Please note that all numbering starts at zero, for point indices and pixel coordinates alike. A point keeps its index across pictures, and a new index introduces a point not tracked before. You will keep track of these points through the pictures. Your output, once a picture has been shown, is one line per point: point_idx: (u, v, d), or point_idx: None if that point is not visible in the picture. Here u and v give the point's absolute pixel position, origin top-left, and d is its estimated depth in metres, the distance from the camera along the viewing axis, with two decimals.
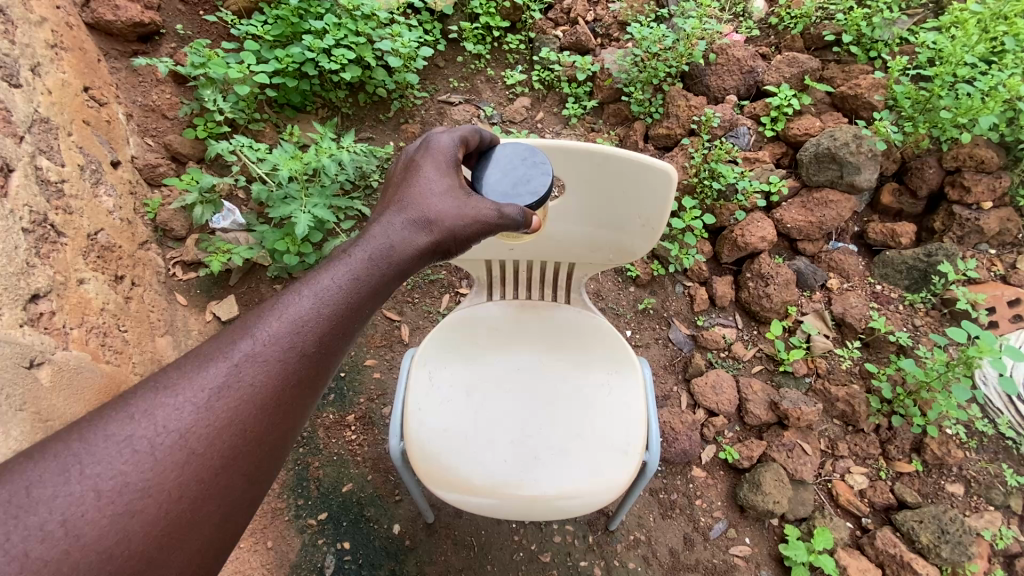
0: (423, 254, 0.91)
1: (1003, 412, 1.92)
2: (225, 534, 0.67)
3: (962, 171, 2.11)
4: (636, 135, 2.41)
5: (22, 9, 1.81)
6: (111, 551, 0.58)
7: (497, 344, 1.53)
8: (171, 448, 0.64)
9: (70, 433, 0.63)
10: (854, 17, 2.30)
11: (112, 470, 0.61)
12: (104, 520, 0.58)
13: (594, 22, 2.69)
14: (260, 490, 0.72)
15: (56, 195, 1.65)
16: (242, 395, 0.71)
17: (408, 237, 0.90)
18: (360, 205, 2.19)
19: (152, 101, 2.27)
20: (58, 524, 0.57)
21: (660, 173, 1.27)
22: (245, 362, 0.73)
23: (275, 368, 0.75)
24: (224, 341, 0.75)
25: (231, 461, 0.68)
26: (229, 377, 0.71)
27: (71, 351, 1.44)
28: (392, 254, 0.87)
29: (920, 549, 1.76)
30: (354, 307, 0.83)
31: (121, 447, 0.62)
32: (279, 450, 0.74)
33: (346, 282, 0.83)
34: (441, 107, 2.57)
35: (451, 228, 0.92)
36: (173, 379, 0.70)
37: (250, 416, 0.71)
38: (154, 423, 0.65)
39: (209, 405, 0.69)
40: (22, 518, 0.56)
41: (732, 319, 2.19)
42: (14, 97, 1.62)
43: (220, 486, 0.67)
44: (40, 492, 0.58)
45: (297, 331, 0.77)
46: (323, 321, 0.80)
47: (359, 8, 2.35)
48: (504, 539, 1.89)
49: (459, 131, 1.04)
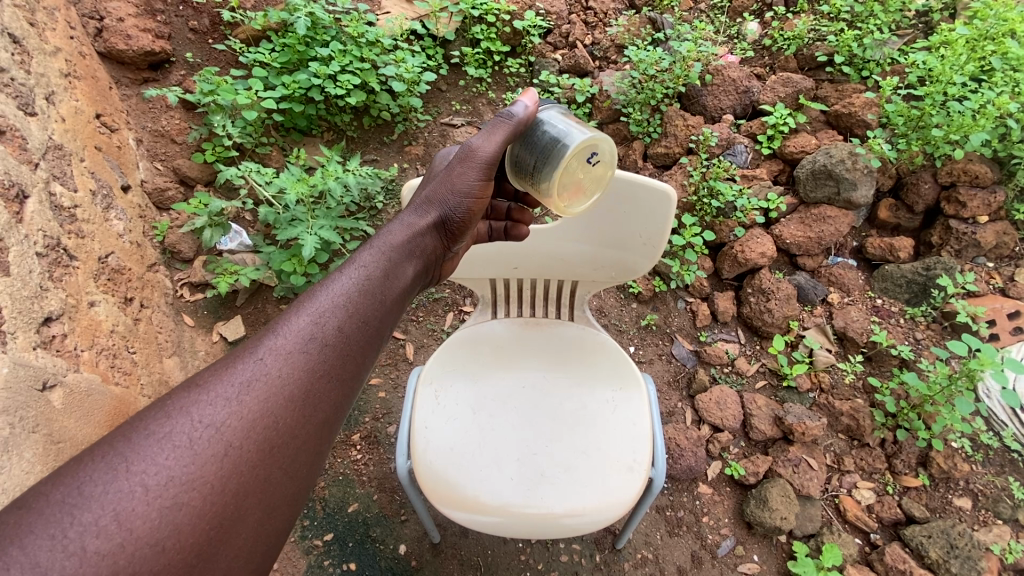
0: (427, 231, 1.09)
1: (1008, 424, 1.91)
2: (267, 525, 0.72)
3: (957, 186, 2.14)
4: (635, 155, 2.46)
5: (38, 41, 1.87)
6: (164, 544, 0.62)
7: (505, 361, 1.55)
8: (210, 442, 0.70)
9: (114, 437, 0.68)
10: (846, 38, 2.37)
11: (157, 466, 0.66)
12: (154, 513, 0.63)
13: (592, 46, 2.77)
14: (296, 484, 0.77)
15: (69, 221, 1.69)
16: (270, 387, 0.78)
17: (409, 220, 1.09)
18: (365, 227, 2.24)
19: (162, 126, 2.33)
20: (110, 520, 0.61)
21: (660, 194, 1.30)
22: (270, 356, 0.81)
23: (299, 359, 0.82)
24: (251, 342, 0.82)
25: (267, 454, 0.74)
26: (258, 371, 0.78)
27: (82, 373, 1.47)
28: (396, 235, 1.05)
29: (930, 565, 1.74)
30: (369, 291, 0.94)
31: (163, 443, 0.68)
32: (312, 442, 0.79)
33: (356, 272, 0.95)
34: (444, 130, 2.63)
35: (442, 198, 1.09)
36: (204, 380, 0.76)
37: (280, 409, 0.77)
38: (192, 419, 0.71)
39: (241, 399, 0.75)
40: (75, 517, 0.60)
41: (734, 334, 2.21)
42: (28, 125, 1.67)
43: (258, 478, 0.72)
44: (91, 490, 0.63)
45: (318, 323, 0.86)
46: (341, 310, 0.89)
47: (363, 35, 2.42)
48: (511, 558, 1.88)
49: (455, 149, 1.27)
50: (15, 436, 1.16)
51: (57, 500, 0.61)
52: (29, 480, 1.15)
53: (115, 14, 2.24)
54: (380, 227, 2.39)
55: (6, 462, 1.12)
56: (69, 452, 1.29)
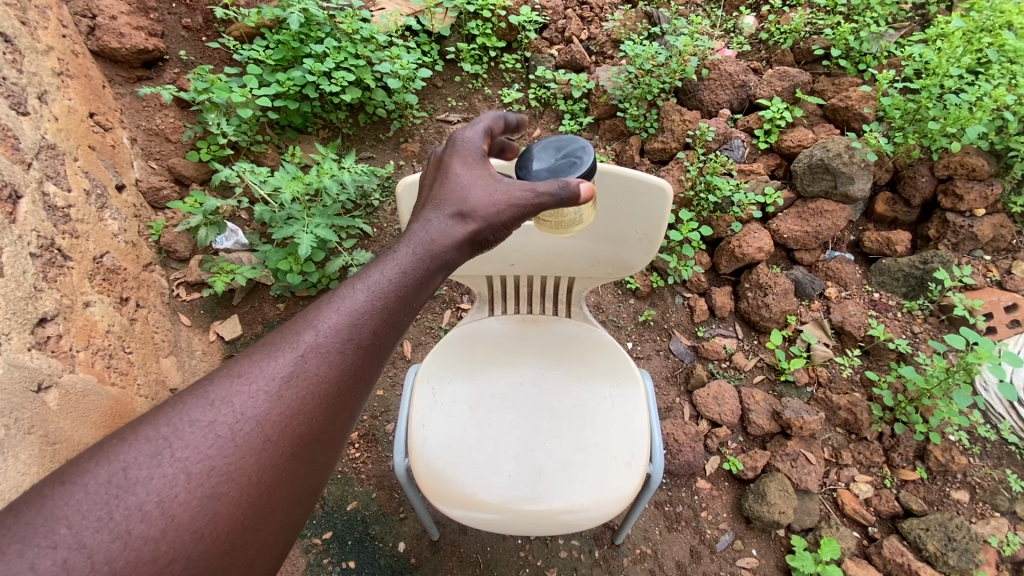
0: (463, 245, 0.94)
1: (1005, 417, 1.92)
2: (297, 515, 0.73)
3: (953, 179, 2.15)
4: (632, 151, 2.46)
5: (30, 39, 1.86)
6: (202, 532, 0.63)
7: (502, 358, 1.54)
8: (249, 435, 0.70)
9: (157, 419, 0.68)
10: (842, 31, 2.36)
11: (199, 454, 0.66)
12: (195, 501, 0.64)
13: (588, 41, 2.76)
14: (324, 477, 0.77)
15: (63, 220, 1.68)
16: (308, 385, 0.75)
17: (447, 229, 0.92)
18: (360, 224, 2.25)
19: (156, 125, 2.32)
20: (154, 505, 0.62)
21: (656, 188, 1.30)
22: (310, 353, 0.77)
23: (336, 359, 0.78)
24: (288, 332, 0.78)
25: (301, 449, 0.73)
26: (296, 366, 0.75)
27: (78, 374, 1.46)
28: (435, 247, 0.90)
29: (928, 558, 1.74)
30: (408, 298, 0.86)
31: (204, 432, 0.68)
32: (342, 437, 0.79)
33: (396, 275, 0.85)
34: (440, 127, 2.61)
35: (486, 216, 0.94)
36: (245, 369, 0.74)
37: (316, 406, 0.75)
38: (233, 410, 0.70)
39: (280, 394, 0.73)
40: (122, 497, 0.62)
41: (732, 330, 2.21)
42: (21, 125, 1.66)
43: (291, 472, 0.72)
44: (136, 474, 0.63)
45: (356, 323, 0.80)
46: (379, 313, 0.82)
47: (358, 31, 2.41)
48: (511, 554, 1.88)
49: (482, 125, 1.07)
50: (9, 437, 1.15)
51: (103, 480, 0.62)
52: (25, 481, 1.15)
53: (108, 12, 2.23)
54: (376, 225, 2.38)
55: (2, 463, 1.12)
56: (65, 453, 1.29)
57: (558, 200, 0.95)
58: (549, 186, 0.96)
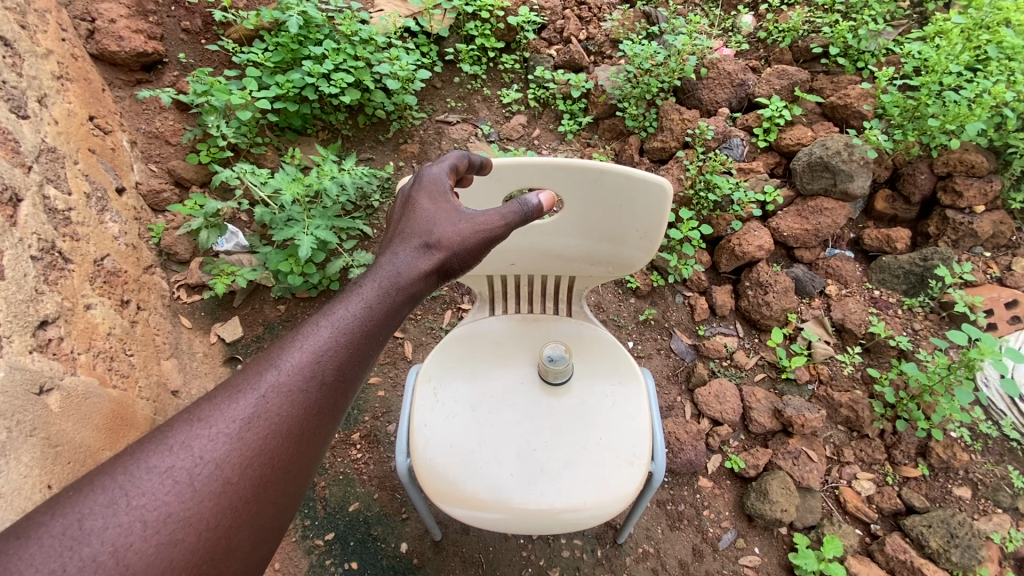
0: (428, 277, 0.98)
1: (1006, 413, 1.92)
2: (256, 559, 0.70)
3: (953, 175, 2.15)
4: (631, 149, 2.46)
5: (29, 43, 1.86)
6: None
7: (502, 358, 1.55)
8: (209, 478, 0.68)
9: (114, 467, 0.66)
10: (840, 29, 2.37)
11: (156, 501, 0.64)
12: (151, 549, 0.61)
13: (587, 40, 2.76)
14: (287, 516, 0.76)
15: (64, 223, 1.68)
16: (270, 424, 0.75)
17: (413, 263, 0.96)
18: (361, 226, 2.24)
19: (155, 128, 2.32)
20: (108, 555, 0.60)
21: (655, 186, 1.30)
22: (271, 392, 0.77)
23: (298, 397, 0.79)
24: (250, 373, 0.79)
25: (261, 489, 0.72)
26: (257, 407, 0.76)
27: (80, 376, 1.46)
28: (401, 280, 0.94)
29: (931, 554, 1.74)
30: (371, 334, 0.88)
31: (162, 478, 0.66)
32: (305, 476, 0.78)
33: (360, 310, 0.88)
34: (439, 127, 2.62)
35: (453, 245, 0.99)
36: (205, 412, 0.74)
37: (278, 444, 0.75)
38: (192, 453, 0.69)
39: (240, 435, 0.73)
40: (76, 549, 0.59)
41: (733, 328, 2.21)
42: (21, 127, 1.66)
43: (251, 513, 0.70)
44: (91, 524, 0.61)
45: (318, 360, 0.82)
46: (342, 348, 0.85)
47: (357, 33, 2.40)
48: (513, 555, 1.88)
49: (448, 162, 1.12)
50: (12, 440, 1.16)
51: (57, 532, 0.60)
52: (27, 483, 1.15)
53: (107, 16, 2.23)
54: (376, 226, 2.39)
55: (3, 467, 1.11)
56: (67, 456, 1.29)
57: (523, 216, 1.04)
58: (515, 208, 1.04)
